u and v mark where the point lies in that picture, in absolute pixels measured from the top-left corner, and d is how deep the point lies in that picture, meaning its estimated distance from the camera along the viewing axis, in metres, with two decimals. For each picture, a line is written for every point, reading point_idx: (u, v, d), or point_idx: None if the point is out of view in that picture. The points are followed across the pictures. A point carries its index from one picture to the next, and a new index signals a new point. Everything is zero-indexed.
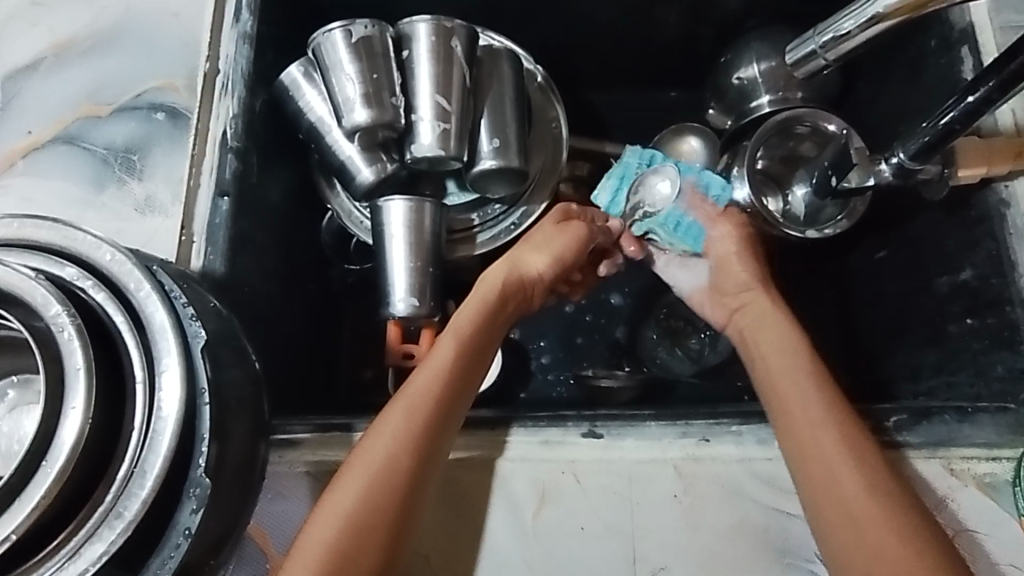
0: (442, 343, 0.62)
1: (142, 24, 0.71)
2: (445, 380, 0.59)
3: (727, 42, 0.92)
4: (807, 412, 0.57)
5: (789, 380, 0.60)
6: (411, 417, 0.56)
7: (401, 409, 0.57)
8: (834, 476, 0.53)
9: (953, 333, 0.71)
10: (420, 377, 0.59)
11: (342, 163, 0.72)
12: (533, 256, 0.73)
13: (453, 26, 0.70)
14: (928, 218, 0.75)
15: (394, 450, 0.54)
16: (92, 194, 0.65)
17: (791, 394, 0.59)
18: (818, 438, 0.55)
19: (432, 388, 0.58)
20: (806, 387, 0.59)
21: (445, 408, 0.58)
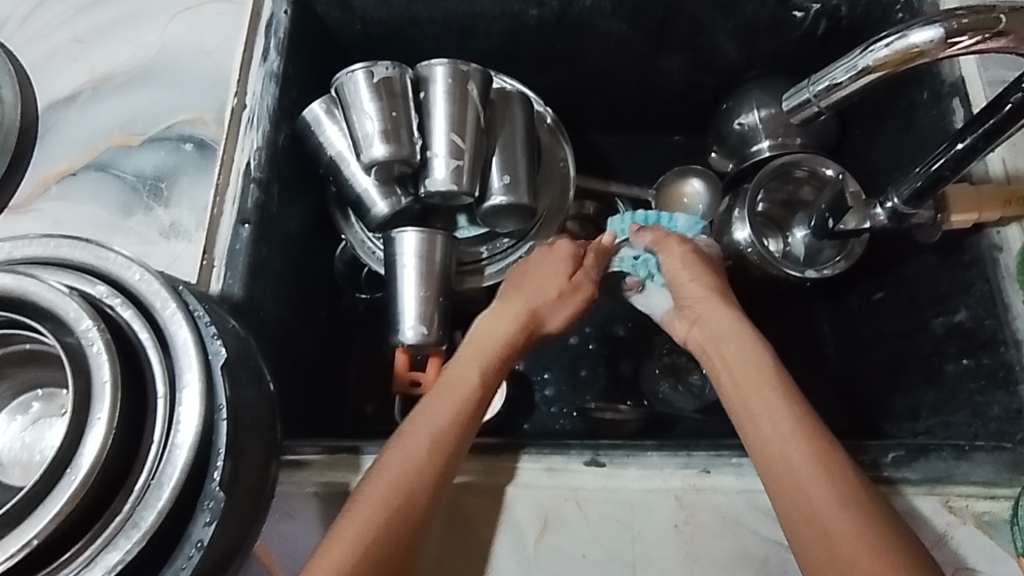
0: (460, 380, 0.63)
1: (175, 61, 0.75)
2: (467, 411, 0.61)
3: (728, 89, 0.96)
4: (774, 428, 0.57)
5: (756, 392, 0.60)
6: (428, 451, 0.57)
7: (422, 434, 0.58)
8: (805, 491, 0.53)
9: (949, 372, 0.73)
10: (439, 412, 0.60)
11: (358, 195, 0.76)
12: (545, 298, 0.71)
13: (469, 70, 0.74)
14: (924, 260, 0.77)
15: (409, 469, 0.56)
16: (120, 218, 0.68)
17: (760, 409, 0.58)
18: (786, 452, 0.55)
19: (448, 423, 0.59)
20: (773, 398, 0.59)
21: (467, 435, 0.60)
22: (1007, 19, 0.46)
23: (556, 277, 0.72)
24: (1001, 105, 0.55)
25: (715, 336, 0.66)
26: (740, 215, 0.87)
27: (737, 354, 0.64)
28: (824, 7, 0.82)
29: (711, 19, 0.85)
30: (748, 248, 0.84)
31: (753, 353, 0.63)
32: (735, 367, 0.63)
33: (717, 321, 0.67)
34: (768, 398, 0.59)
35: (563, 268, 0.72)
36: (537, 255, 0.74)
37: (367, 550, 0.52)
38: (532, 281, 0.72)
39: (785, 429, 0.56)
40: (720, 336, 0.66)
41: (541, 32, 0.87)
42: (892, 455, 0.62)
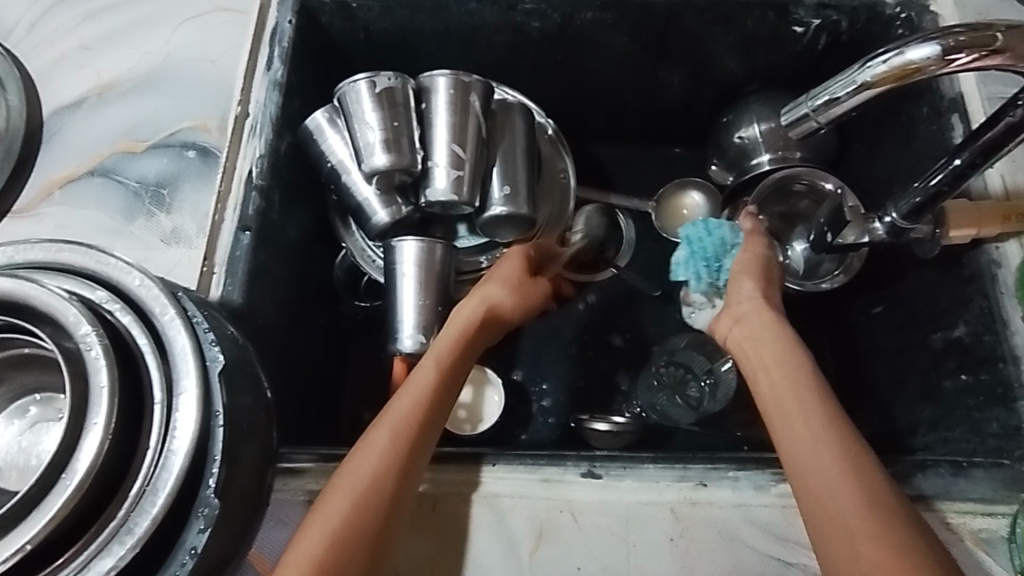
0: (422, 370, 0.63)
1: (180, 69, 0.76)
2: (425, 396, 0.61)
3: (728, 103, 0.97)
4: (808, 426, 0.55)
5: (788, 388, 0.58)
6: (393, 440, 0.57)
7: (386, 426, 0.58)
8: (825, 488, 0.51)
9: (947, 388, 0.73)
10: (402, 401, 0.60)
11: (359, 204, 0.76)
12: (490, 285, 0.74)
13: (471, 81, 0.75)
14: (922, 275, 0.77)
15: (375, 460, 0.56)
16: (122, 224, 0.69)
17: (787, 405, 0.57)
18: (808, 448, 0.53)
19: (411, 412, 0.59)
20: (807, 396, 0.57)
21: (431, 423, 0.60)
22: (1004, 36, 0.46)
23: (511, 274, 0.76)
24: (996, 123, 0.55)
25: (755, 335, 0.64)
26: None
27: (772, 350, 0.62)
28: (825, 22, 0.83)
29: (712, 33, 0.86)
30: None
31: (789, 351, 0.61)
32: (769, 364, 0.61)
33: (756, 318, 0.66)
34: (801, 394, 0.57)
35: (517, 269, 0.76)
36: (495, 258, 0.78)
37: (337, 539, 0.52)
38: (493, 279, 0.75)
39: (816, 426, 0.54)
40: (757, 333, 0.64)
41: (542, 44, 0.88)
42: (890, 470, 0.62)
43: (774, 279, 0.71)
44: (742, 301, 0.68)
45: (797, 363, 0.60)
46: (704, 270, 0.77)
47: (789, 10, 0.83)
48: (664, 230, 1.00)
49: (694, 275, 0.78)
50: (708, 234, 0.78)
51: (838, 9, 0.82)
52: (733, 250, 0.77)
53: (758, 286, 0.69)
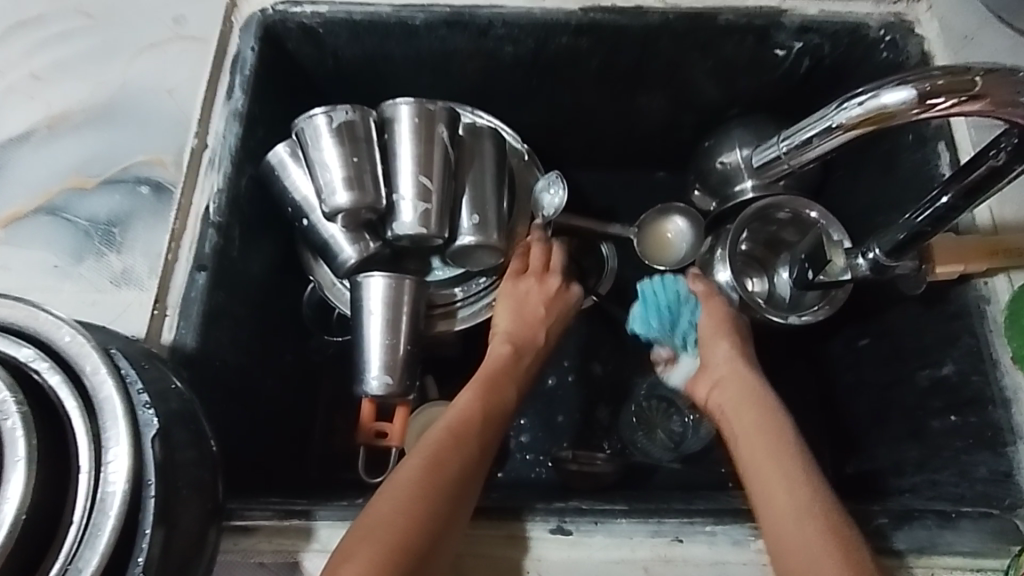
0: (460, 410, 0.66)
1: (136, 99, 0.73)
2: (462, 442, 0.62)
3: (709, 127, 0.94)
4: (785, 494, 0.55)
5: (768, 458, 0.58)
6: (430, 475, 0.57)
7: (422, 457, 0.59)
8: (805, 556, 0.51)
9: (935, 428, 0.70)
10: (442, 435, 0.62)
11: (325, 242, 0.74)
12: (532, 312, 0.78)
13: (435, 109, 0.72)
14: (906, 310, 0.75)
15: (409, 503, 0.54)
16: (69, 265, 0.65)
17: (769, 473, 0.57)
18: (789, 518, 0.53)
19: (448, 451, 0.60)
20: (787, 466, 0.57)
21: (474, 467, 0.60)
22: (983, 81, 0.44)
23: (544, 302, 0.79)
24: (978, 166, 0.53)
25: (736, 406, 0.65)
26: (723, 254, 0.87)
27: (752, 419, 0.63)
28: (807, 46, 0.81)
29: (690, 58, 0.84)
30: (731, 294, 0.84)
31: (767, 418, 0.62)
32: (748, 433, 0.62)
33: (734, 384, 0.67)
34: (778, 461, 0.58)
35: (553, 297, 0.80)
36: (535, 282, 0.80)
37: None
38: (531, 306, 0.78)
39: (796, 496, 0.55)
40: (733, 404, 0.65)
41: (516, 69, 0.85)
42: (873, 524, 0.59)
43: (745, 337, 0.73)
44: (718, 365, 0.69)
45: (774, 432, 0.61)
46: (657, 322, 0.75)
47: (769, 34, 0.81)
48: (647, 258, 0.96)
49: (646, 328, 0.76)
50: (663, 288, 0.75)
51: (820, 33, 0.80)
52: (687, 303, 0.75)
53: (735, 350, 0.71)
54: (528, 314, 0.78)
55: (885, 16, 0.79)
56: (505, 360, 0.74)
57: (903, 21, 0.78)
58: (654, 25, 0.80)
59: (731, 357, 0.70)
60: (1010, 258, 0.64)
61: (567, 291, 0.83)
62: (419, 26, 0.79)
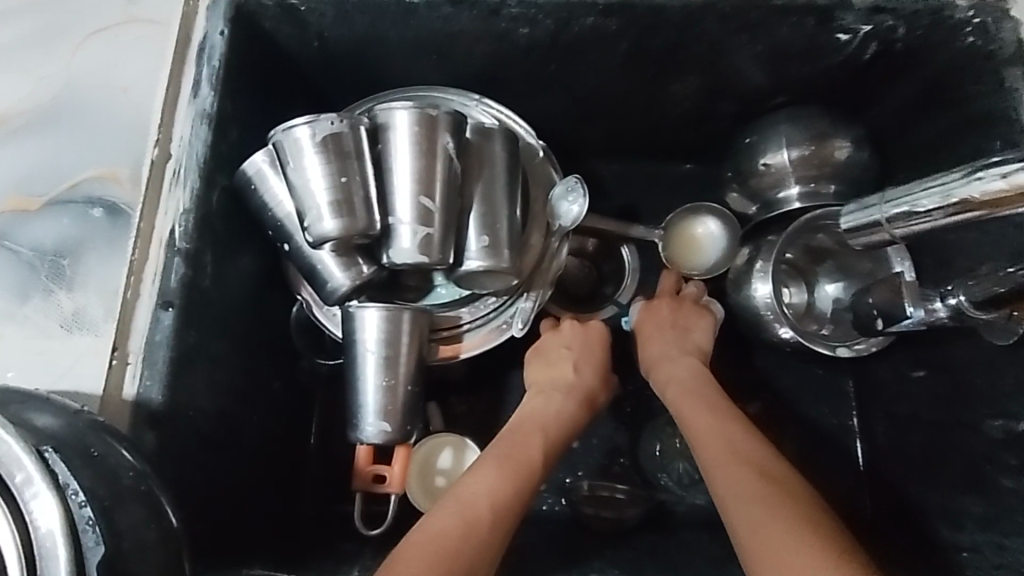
0: (479, 474, 0.58)
1: (84, 100, 0.62)
2: (479, 508, 0.54)
3: (752, 117, 0.83)
4: (738, 490, 0.57)
5: (727, 477, 0.58)
6: (436, 547, 0.50)
7: (428, 532, 0.52)
8: (791, 562, 0.49)
9: (1004, 487, 0.62)
10: (451, 514, 0.53)
11: (312, 267, 0.64)
12: (586, 374, 0.72)
13: (438, 114, 0.61)
14: (980, 347, 0.65)
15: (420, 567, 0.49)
16: (11, 306, 0.56)
17: (732, 492, 0.57)
18: (764, 528, 0.52)
19: (462, 520, 0.53)
20: (747, 476, 0.57)
21: (496, 530, 0.54)
22: None
23: (579, 345, 0.73)
24: None
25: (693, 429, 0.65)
26: (764, 268, 0.77)
27: (709, 438, 0.63)
28: (877, 29, 0.69)
29: (737, 42, 0.71)
30: (769, 314, 0.77)
31: (725, 432, 0.63)
32: (706, 456, 0.62)
33: (688, 408, 0.67)
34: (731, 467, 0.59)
35: (592, 347, 0.73)
36: (549, 334, 0.75)
37: None
38: (555, 355, 0.73)
39: (765, 503, 0.54)
40: (686, 413, 0.67)
41: (532, 54, 0.73)
42: None
43: (685, 334, 0.77)
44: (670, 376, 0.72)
45: (729, 445, 0.61)
46: None
47: (833, 16, 0.68)
48: (674, 265, 0.86)
49: None
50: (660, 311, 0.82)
51: (894, 14, 0.67)
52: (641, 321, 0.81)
53: (686, 370, 0.72)
54: (559, 363, 0.72)
55: None
56: (545, 412, 0.67)
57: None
58: (696, 5, 0.67)
59: (682, 381, 0.71)
60: None
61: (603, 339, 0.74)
62: (417, 4, 0.67)
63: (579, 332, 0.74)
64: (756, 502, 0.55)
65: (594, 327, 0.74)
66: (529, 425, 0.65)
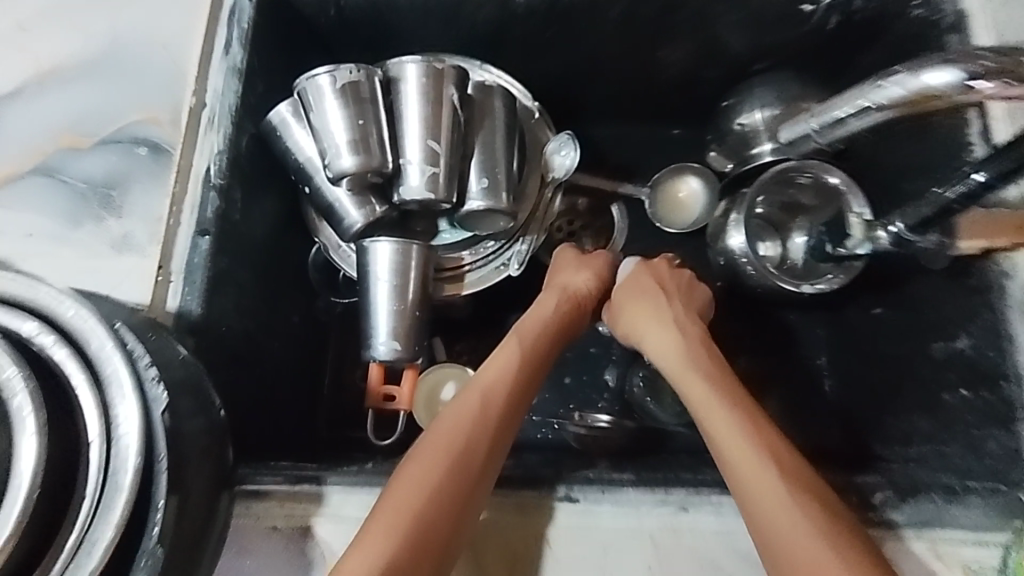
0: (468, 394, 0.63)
1: (128, 52, 0.69)
2: (476, 422, 0.60)
3: (731, 82, 0.91)
4: (745, 459, 0.56)
5: (740, 456, 0.56)
6: (444, 452, 0.57)
7: (438, 444, 0.58)
8: (793, 531, 0.51)
9: (945, 402, 0.70)
10: (454, 420, 0.60)
11: (330, 205, 0.72)
12: (579, 279, 0.79)
13: (444, 68, 0.69)
14: (928, 281, 0.73)
15: (428, 482, 0.55)
16: (67, 230, 0.63)
17: (743, 463, 0.56)
18: (773, 503, 0.53)
19: (461, 432, 0.59)
20: (759, 456, 0.56)
21: (489, 454, 0.59)
22: None
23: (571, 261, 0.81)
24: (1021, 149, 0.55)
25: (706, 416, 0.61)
26: (737, 219, 0.85)
27: (730, 430, 0.58)
28: None
29: (715, 10, 0.80)
30: (743, 259, 0.84)
31: (728, 399, 0.62)
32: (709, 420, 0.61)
33: (704, 390, 0.63)
34: (738, 432, 0.58)
35: (577, 264, 0.81)
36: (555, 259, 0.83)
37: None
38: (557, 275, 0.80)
39: (784, 501, 0.53)
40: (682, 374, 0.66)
41: (530, 19, 0.81)
42: (877, 497, 0.60)
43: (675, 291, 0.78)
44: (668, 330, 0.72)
45: (749, 437, 0.57)
46: None
47: None
48: (660, 221, 0.95)
49: None
50: None
51: None
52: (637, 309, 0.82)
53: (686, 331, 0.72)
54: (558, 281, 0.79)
55: None
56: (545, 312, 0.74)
57: None
58: None
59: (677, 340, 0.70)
60: None
61: (598, 255, 0.83)
62: None
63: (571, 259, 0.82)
64: (761, 469, 0.55)
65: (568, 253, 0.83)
66: (529, 328, 0.71)
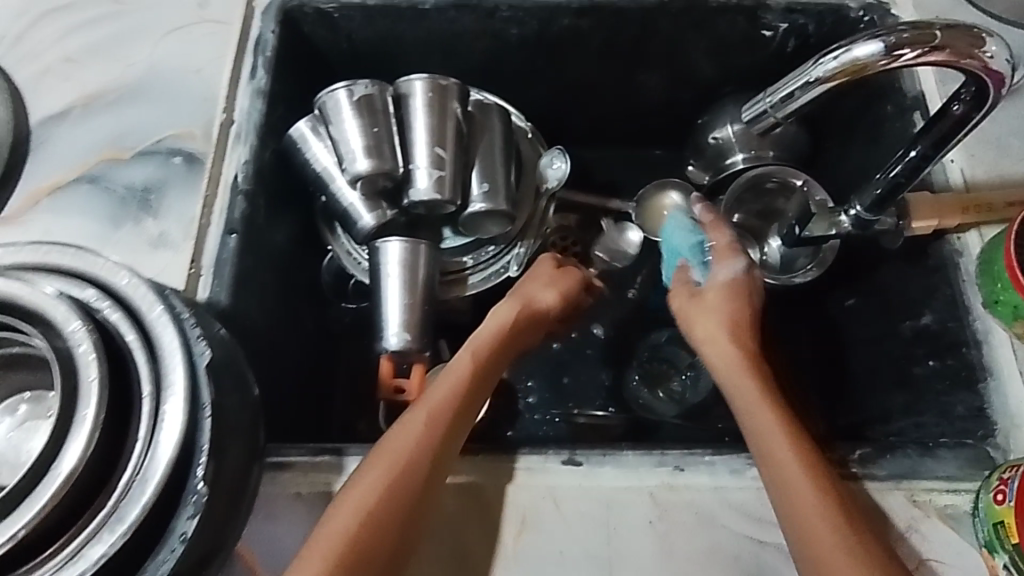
0: (420, 401, 0.64)
1: (165, 78, 0.78)
2: (422, 433, 0.60)
3: (705, 104, 1.00)
4: (787, 469, 0.58)
5: (780, 466, 0.58)
6: (390, 468, 0.58)
7: (382, 458, 0.59)
8: (819, 534, 0.55)
9: (917, 374, 0.75)
10: (398, 438, 0.60)
11: (345, 210, 0.78)
12: (543, 292, 0.79)
13: (448, 85, 0.78)
14: (892, 268, 0.81)
15: (369, 499, 0.56)
16: (108, 230, 0.70)
17: (785, 471, 0.58)
18: (806, 509, 0.56)
19: (405, 452, 0.59)
20: (796, 468, 0.58)
21: (435, 463, 0.59)
22: (941, 35, 0.53)
23: (545, 272, 0.81)
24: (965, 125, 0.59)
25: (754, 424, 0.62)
26: (718, 224, 0.89)
27: (779, 442, 0.60)
28: (793, 26, 0.87)
29: (685, 38, 0.90)
30: None
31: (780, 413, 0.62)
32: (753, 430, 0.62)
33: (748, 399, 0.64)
34: (784, 441, 0.60)
35: (545, 275, 0.81)
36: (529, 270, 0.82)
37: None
38: (524, 284, 0.79)
39: (814, 505, 0.56)
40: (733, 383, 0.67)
41: (521, 49, 0.91)
42: (857, 454, 0.65)
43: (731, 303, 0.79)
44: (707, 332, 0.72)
45: (795, 449, 0.59)
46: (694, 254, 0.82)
47: (758, 14, 0.86)
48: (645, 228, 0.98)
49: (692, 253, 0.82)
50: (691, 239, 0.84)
51: (805, 14, 0.86)
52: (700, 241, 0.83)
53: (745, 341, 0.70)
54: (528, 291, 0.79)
55: None
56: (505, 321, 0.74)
57: (881, 3, 0.84)
58: (650, 7, 0.86)
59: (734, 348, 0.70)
60: (981, 215, 0.71)
61: (568, 271, 0.83)
62: (428, 10, 0.85)
63: (549, 271, 0.82)
64: (799, 478, 0.58)
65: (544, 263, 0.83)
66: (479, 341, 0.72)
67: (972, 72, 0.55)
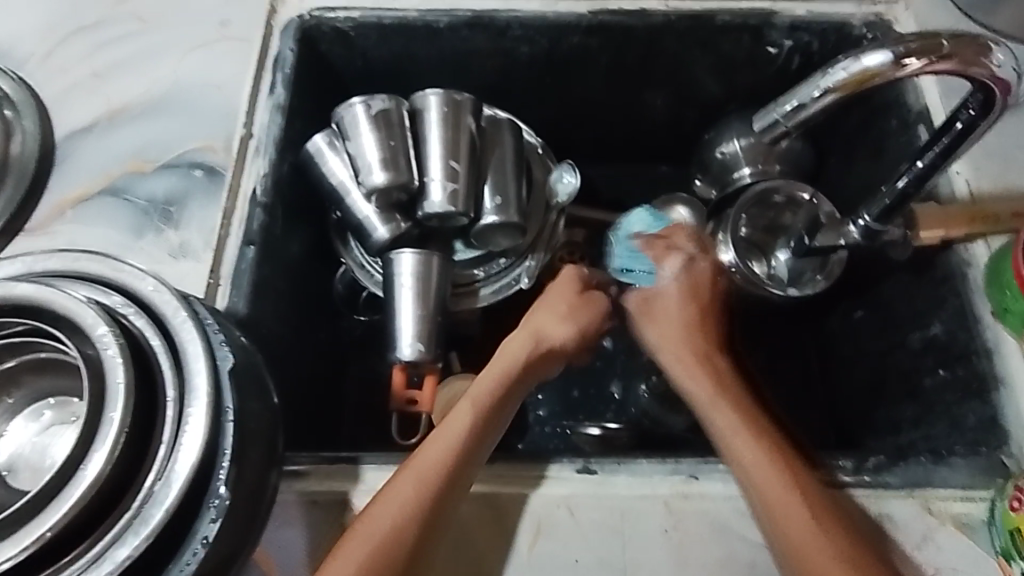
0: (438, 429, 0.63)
1: (187, 93, 0.80)
2: (441, 464, 0.60)
3: (711, 121, 1.02)
4: (754, 462, 0.60)
5: (751, 462, 0.60)
6: (413, 496, 0.58)
7: (406, 480, 0.59)
8: (796, 529, 0.56)
9: (927, 385, 0.75)
10: (410, 474, 0.59)
11: (360, 222, 0.80)
12: (558, 325, 0.75)
13: (462, 100, 0.80)
14: (897, 281, 0.81)
15: (392, 524, 0.56)
16: (131, 239, 0.72)
17: (754, 465, 0.60)
18: (783, 503, 0.57)
19: (423, 482, 0.58)
20: (765, 462, 0.60)
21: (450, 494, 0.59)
22: (949, 43, 0.55)
23: (565, 297, 0.77)
24: (971, 135, 0.61)
25: (750, 474, 0.60)
26: (725, 239, 0.90)
27: (752, 452, 0.61)
28: (797, 43, 0.89)
29: (692, 56, 0.92)
30: (734, 270, 0.88)
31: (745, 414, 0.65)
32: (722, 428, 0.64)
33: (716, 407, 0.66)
34: (746, 439, 0.62)
35: (568, 297, 0.77)
36: (548, 288, 0.79)
37: None
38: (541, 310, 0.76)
39: (790, 501, 0.57)
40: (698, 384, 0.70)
41: (531, 67, 0.93)
42: (870, 463, 0.65)
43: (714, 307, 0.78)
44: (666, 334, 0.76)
45: (760, 444, 0.61)
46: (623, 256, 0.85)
47: (763, 32, 0.89)
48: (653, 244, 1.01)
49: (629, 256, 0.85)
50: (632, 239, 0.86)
51: (809, 32, 0.88)
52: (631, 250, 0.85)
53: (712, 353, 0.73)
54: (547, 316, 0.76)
55: (867, 16, 0.87)
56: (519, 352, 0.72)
57: (884, 21, 0.86)
58: (657, 25, 0.88)
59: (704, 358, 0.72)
60: (987, 225, 0.72)
61: (592, 298, 0.78)
62: (442, 28, 0.87)
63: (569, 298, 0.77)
64: (769, 475, 0.59)
65: (565, 279, 0.79)
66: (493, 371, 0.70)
67: (978, 80, 0.56)
